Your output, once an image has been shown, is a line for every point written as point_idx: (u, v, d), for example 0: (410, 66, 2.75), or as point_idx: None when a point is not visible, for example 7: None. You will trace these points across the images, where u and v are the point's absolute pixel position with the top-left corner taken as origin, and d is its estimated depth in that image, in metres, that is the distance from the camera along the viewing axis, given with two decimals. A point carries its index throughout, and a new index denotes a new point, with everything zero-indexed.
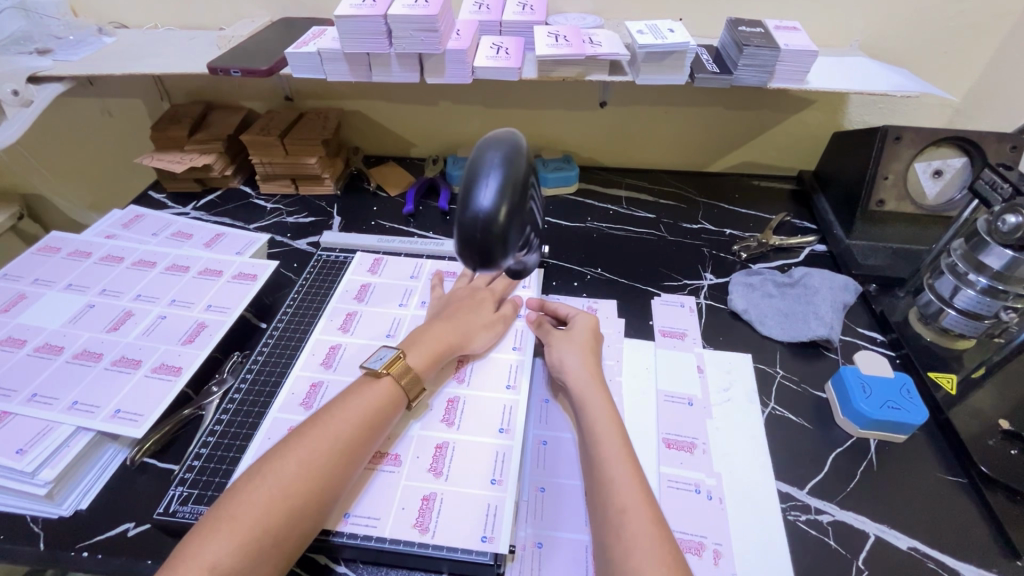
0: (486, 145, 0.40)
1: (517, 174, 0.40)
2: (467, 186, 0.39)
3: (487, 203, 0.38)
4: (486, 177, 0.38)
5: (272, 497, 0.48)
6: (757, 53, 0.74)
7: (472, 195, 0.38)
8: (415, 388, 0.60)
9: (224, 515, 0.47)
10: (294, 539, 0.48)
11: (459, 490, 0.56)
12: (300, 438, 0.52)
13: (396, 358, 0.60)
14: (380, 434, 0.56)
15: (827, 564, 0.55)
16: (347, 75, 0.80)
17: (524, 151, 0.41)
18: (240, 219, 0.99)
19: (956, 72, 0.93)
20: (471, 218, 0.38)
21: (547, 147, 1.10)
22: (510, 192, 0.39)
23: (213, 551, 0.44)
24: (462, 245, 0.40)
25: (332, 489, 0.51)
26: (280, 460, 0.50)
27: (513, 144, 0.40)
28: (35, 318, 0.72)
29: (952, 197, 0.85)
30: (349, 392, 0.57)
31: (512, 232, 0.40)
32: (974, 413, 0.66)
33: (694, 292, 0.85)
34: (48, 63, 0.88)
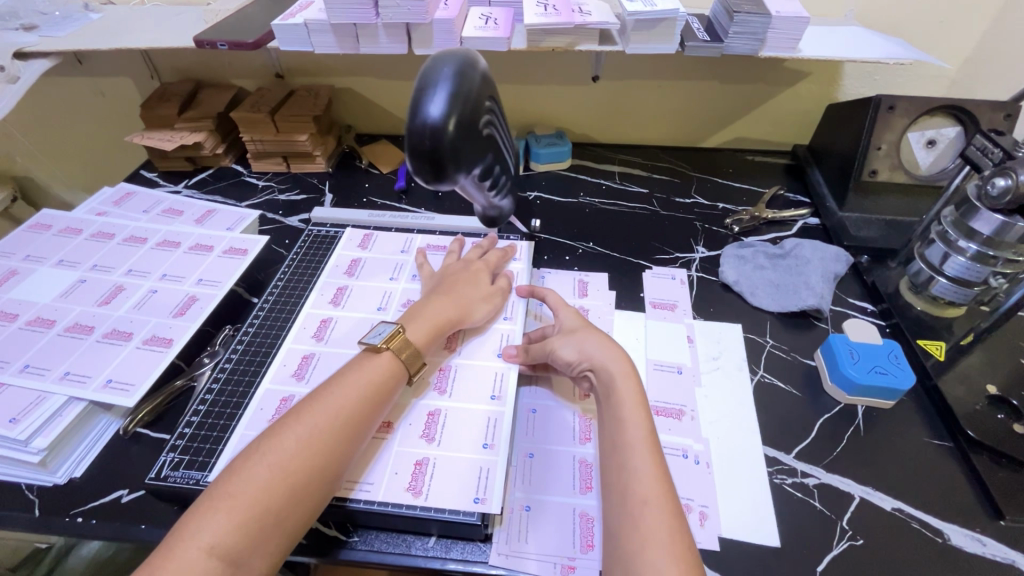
0: (435, 64, 0.46)
1: (463, 91, 0.46)
2: (417, 99, 0.44)
3: (434, 114, 0.44)
4: (434, 91, 0.44)
5: (272, 476, 0.46)
6: (747, 20, 0.73)
7: (421, 106, 0.44)
8: (416, 362, 0.59)
9: (222, 495, 0.45)
10: (296, 517, 0.47)
11: (451, 455, 0.57)
12: (299, 415, 0.51)
13: (396, 333, 0.59)
14: (382, 408, 0.55)
15: (812, 525, 0.55)
16: (334, 48, 0.79)
17: (471, 71, 0.47)
18: (232, 197, 0.99)
19: (952, 42, 0.92)
20: (420, 128, 0.44)
21: (540, 123, 1.09)
22: (456, 106, 0.45)
23: (212, 531, 0.43)
24: (414, 154, 0.45)
25: (333, 466, 0.50)
26: (279, 438, 0.49)
27: (461, 64, 0.46)
28: (27, 293, 0.72)
29: (944, 168, 0.86)
30: (348, 367, 0.56)
31: (458, 144, 0.46)
32: (962, 379, 0.67)
33: (686, 265, 0.85)
34: (33, 39, 0.87)
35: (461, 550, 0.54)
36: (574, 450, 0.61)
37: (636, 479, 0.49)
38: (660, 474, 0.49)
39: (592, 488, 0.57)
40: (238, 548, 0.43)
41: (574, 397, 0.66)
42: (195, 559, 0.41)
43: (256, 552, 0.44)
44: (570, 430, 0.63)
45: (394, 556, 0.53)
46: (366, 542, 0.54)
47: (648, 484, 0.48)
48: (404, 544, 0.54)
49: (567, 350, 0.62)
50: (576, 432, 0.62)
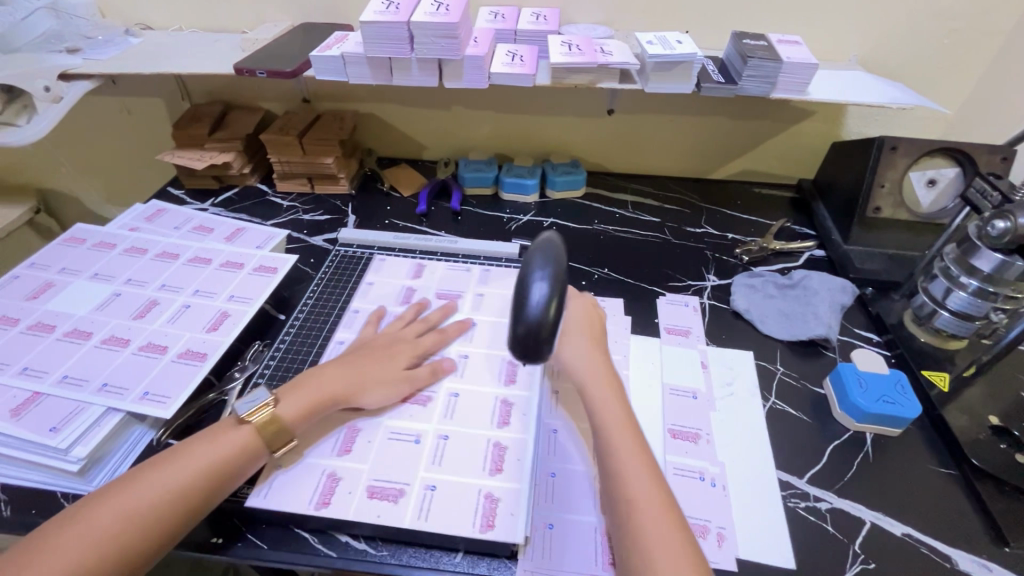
0: (534, 250, 0.49)
1: (561, 275, 0.47)
2: (521, 285, 0.46)
3: (539, 300, 0.45)
4: (537, 274, 0.46)
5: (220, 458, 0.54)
6: (760, 64, 0.78)
7: (528, 289, 0.45)
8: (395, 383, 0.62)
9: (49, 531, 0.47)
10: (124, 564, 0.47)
11: (460, 479, 0.59)
12: (177, 454, 0.53)
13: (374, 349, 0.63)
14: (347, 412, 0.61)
15: (824, 547, 0.57)
16: (368, 78, 0.83)
17: (565, 254, 0.48)
18: (257, 216, 1.02)
19: (950, 87, 0.97)
20: (525, 315, 0.45)
21: (555, 151, 1.13)
22: (559, 288, 0.46)
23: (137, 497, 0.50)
24: (517, 337, 0.45)
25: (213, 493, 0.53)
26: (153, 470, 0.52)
27: (555, 250, 0.48)
28: (63, 305, 0.74)
29: (943, 206, 0.90)
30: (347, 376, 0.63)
31: (558, 329, 0.46)
32: (965, 409, 0.69)
33: (698, 293, 0.88)
34: (78, 62, 0.91)
35: (487, 565, 0.56)
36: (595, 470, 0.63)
37: (631, 481, 0.52)
38: (655, 480, 0.53)
39: None
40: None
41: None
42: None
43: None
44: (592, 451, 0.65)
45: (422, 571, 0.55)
46: (395, 556, 0.56)
47: (642, 485, 0.52)
48: (432, 559, 0.56)
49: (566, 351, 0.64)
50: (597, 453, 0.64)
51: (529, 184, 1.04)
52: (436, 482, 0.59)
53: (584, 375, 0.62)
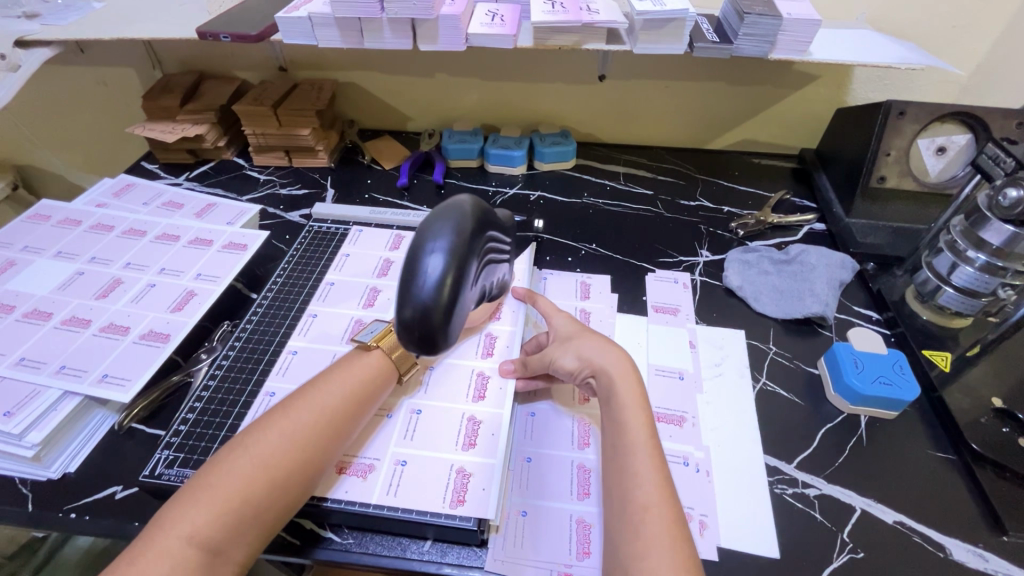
0: (437, 218, 0.42)
1: (464, 250, 0.41)
2: (416, 258, 0.40)
3: (432, 278, 0.39)
4: (431, 246, 0.40)
5: (256, 468, 0.46)
6: (758, 22, 0.72)
7: (420, 264, 0.40)
8: (406, 361, 0.60)
9: (183, 495, 0.45)
10: (262, 522, 0.46)
11: (427, 455, 0.56)
12: (285, 410, 0.51)
13: (388, 330, 0.61)
14: (369, 406, 0.55)
15: (811, 536, 0.55)
16: (338, 42, 0.78)
17: (473, 227, 0.42)
18: (233, 190, 0.98)
19: (967, 47, 0.90)
20: (414, 293, 0.39)
21: (544, 121, 1.08)
22: (456, 263, 0.40)
23: (191, 521, 0.43)
24: (402, 321, 0.40)
25: (326, 448, 0.51)
26: (263, 429, 0.49)
27: (460, 217, 0.42)
28: (24, 284, 0.72)
29: (954, 175, 0.85)
30: (338, 366, 0.57)
31: (454, 311, 0.41)
32: (967, 391, 0.66)
33: (689, 269, 0.84)
34: (36, 27, 0.86)
35: (457, 554, 0.53)
36: (573, 455, 0.60)
37: (639, 487, 0.48)
38: (664, 483, 0.48)
39: (589, 495, 0.57)
40: (218, 535, 0.43)
41: (574, 401, 0.65)
42: (174, 549, 0.42)
43: (234, 537, 0.44)
44: (569, 435, 0.62)
45: (388, 559, 0.53)
46: (361, 545, 0.53)
47: (649, 490, 0.47)
48: (399, 547, 0.53)
49: (567, 359, 0.60)
50: (574, 437, 0.61)
51: (516, 156, 0.99)
52: (406, 456, 0.56)
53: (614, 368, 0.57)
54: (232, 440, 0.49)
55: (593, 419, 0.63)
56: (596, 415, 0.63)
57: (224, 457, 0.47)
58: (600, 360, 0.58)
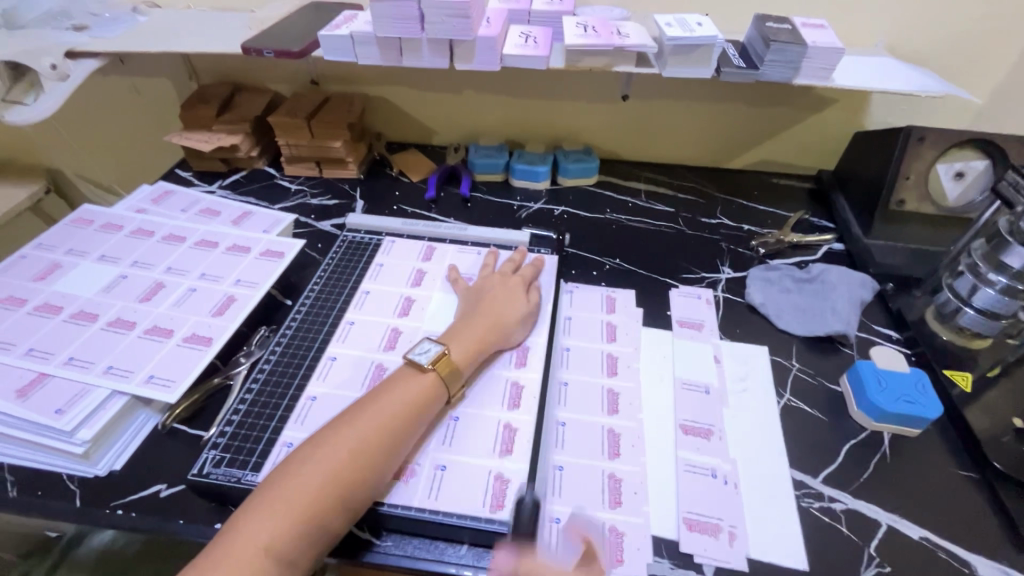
0: None
1: None
2: None
3: None
4: None
5: (323, 482, 0.49)
6: (784, 49, 0.75)
7: None
8: (455, 383, 0.61)
9: (257, 505, 0.48)
10: (330, 531, 0.49)
11: (466, 462, 0.58)
12: (349, 426, 0.54)
13: (442, 354, 0.61)
14: (423, 421, 0.58)
15: (839, 550, 0.56)
16: (377, 60, 0.81)
17: None
18: (265, 199, 1.01)
19: (982, 75, 0.93)
20: None
21: (567, 137, 1.11)
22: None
23: (266, 532, 0.46)
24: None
25: (385, 462, 0.53)
26: (327, 443, 0.52)
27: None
28: (70, 286, 0.74)
29: (971, 200, 0.87)
30: (394, 382, 0.59)
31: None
32: (988, 410, 0.67)
33: (712, 285, 0.86)
34: (85, 40, 0.90)
35: (493, 559, 0.54)
36: (605, 465, 0.61)
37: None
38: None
39: (621, 503, 0.58)
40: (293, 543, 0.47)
41: (604, 411, 0.66)
42: (253, 558, 0.45)
43: (306, 546, 0.48)
44: (600, 445, 0.63)
45: (425, 562, 0.54)
46: (399, 547, 0.55)
47: None
48: (436, 551, 0.55)
49: None
50: (605, 447, 0.63)
51: (541, 171, 1.02)
52: (446, 461, 0.58)
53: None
54: (297, 452, 0.52)
55: (622, 428, 0.65)
56: (625, 425, 0.65)
57: (293, 469, 0.50)
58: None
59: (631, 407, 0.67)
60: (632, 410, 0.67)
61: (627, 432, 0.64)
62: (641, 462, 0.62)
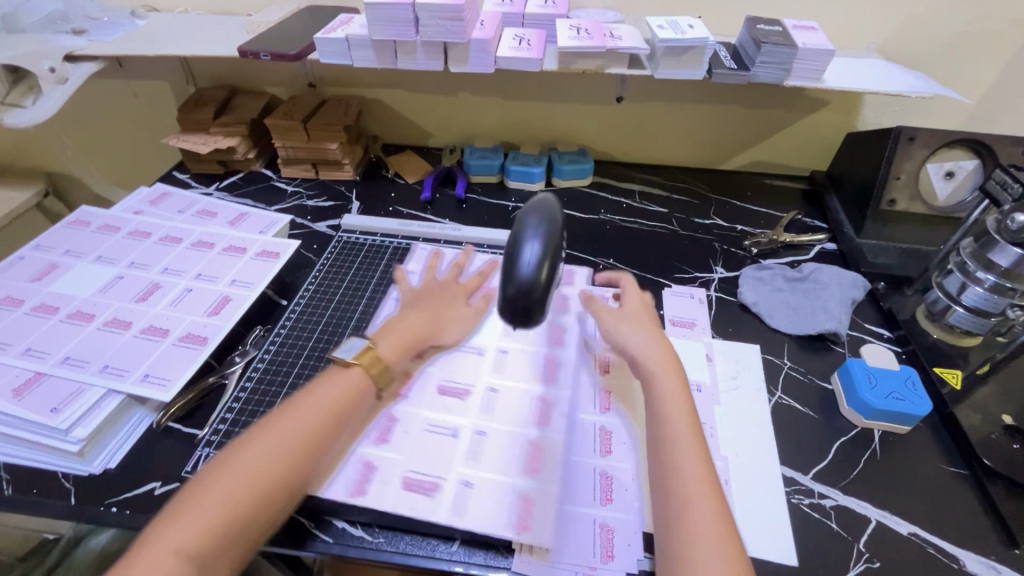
0: (528, 216, 0.48)
1: (552, 243, 0.47)
2: (512, 250, 0.46)
3: (530, 263, 0.45)
4: (528, 239, 0.46)
5: (235, 483, 0.50)
6: (774, 50, 0.76)
7: (517, 253, 0.46)
8: (383, 376, 0.62)
9: (172, 509, 0.48)
10: (245, 535, 0.49)
11: (467, 452, 0.60)
12: (268, 427, 0.54)
13: (366, 348, 0.62)
14: (345, 427, 0.58)
15: (828, 546, 0.56)
16: (372, 62, 0.82)
17: (559, 223, 0.48)
18: (262, 201, 1.01)
19: (973, 76, 0.94)
20: (516, 283, 0.45)
21: (562, 139, 1.12)
22: (549, 250, 0.46)
23: (178, 537, 0.46)
24: (505, 298, 0.45)
25: (304, 468, 0.53)
26: (243, 448, 0.52)
27: (548, 214, 0.49)
28: (67, 287, 0.75)
29: (962, 199, 0.87)
30: (314, 382, 0.59)
31: (548, 291, 0.46)
32: (977, 408, 0.68)
33: (705, 285, 0.86)
34: (83, 43, 0.91)
35: (484, 555, 0.55)
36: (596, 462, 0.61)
37: (684, 473, 0.51)
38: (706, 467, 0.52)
39: (612, 501, 0.58)
40: (205, 548, 0.46)
41: (595, 409, 0.66)
42: (161, 559, 0.45)
43: (222, 552, 0.47)
44: (590, 442, 0.63)
45: (418, 558, 0.54)
46: (392, 543, 0.55)
47: (694, 479, 0.50)
48: (428, 547, 0.55)
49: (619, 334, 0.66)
50: (596, 444, 0.62)
51: (536, 172, 1.03)
52: (437, 462, 0.59)
53: (654, 362, 0.61)
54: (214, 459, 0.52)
55: (613, 426, 0.64)
56: (615, 423, 0.64)
57: (207, 476, 0.50)
58: (637, 349, 0.63)
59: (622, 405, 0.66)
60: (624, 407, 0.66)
61: (619, 430, 0.64)
62: (632, 461, 0.61)
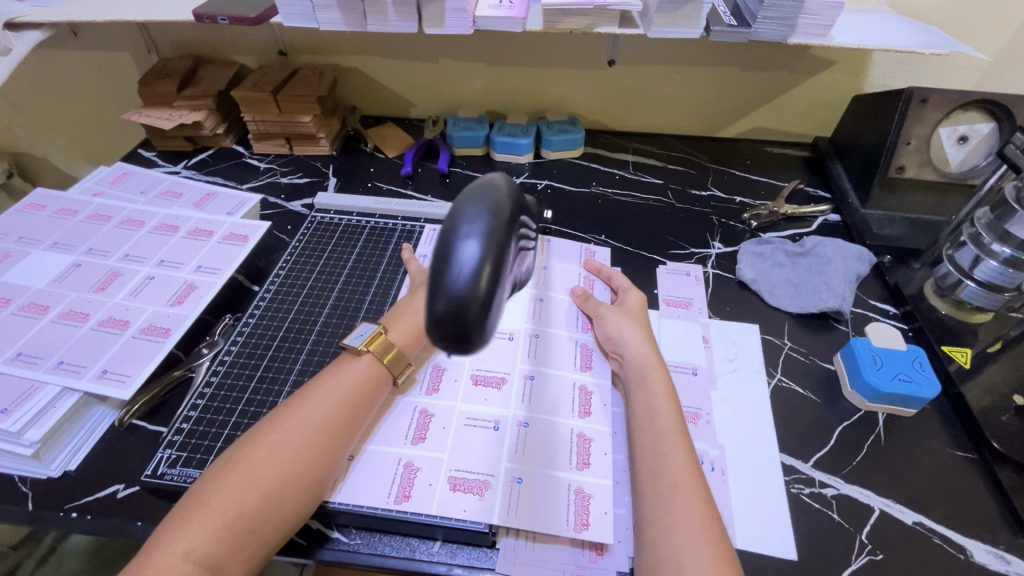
0: (467, 196, 0.35)
1: (504, 235, 0.34)
2: (443, 246, 0.33)
3: (467, 268, 0.32)
4: (464, 230, 0.33)
5: (249, 483, 0.46)
6: (779, 4, 0.69)
7: (452, 251, 0.33)
8: (399, 365, 0.58)
9: (182, 513, 0.45)
10: (264, 534, 0.45)
11: (438, 459, 0.55)
12: (278, 421, 0.51)
13: (377, 335, 0.59)
14: (364, 415, 0.54)
15: (829, 537, 0.54)
16: (340, 25, 0.75)
17: (510, 205, 0.35)
18: (233, 179, 0.95)
19: (990, 30, 0.87)
20: (446, 296, 0.32)
21: (551, 108, 1.05)
22: (495, 247, 0.33)
23: (188, 539, 0.43)
24: (433, 318, 0.33)
25: (325, 462, 0.50)
26: (253, 446, 0.49)
27: (496, 199, 0.35)
28: (20, 276, 0.70)
29: (976, 165, 0.82)
30: (329, 371, 0.56)
31: (493, 306, 0.33)
32: (987, 387, 0.64)
33: (702, 261, 0.82)
34: (26, 9, 0.83)
35: (467, 555, 0.51)
36: None
37: (667, 463, 0.50)
38: (690, 458, 0.51)
39: (590, 464, 0.56)
40: (217, 552, 0.43)
41: (574, 414, 0.59)
42: (172, 565, 0.42)
43: (236, 557, 0.44)
44: (567, 451, 0.56)
45: (396, 561, 0.51)
46: (369, 546, 0.52)
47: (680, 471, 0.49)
48: (407, 548, 0.52)
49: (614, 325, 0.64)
50: (573, 456, 0.56)
51: (523, 144, 0.97)
52: (413, 459, 0.55)
53: (643, 358, 0.60)
54: (223, 458, 0.49)
55: (594, 434, 0.58)
56: (597, 431, 0.58)
57: (215, 476, 0.47)
58: (631, 345, 0.62)
59: (605, 409, 0.60)
60: (607, 410, 0.60)
61: (600, 438, 0.58)
62: (612, 476, 0.55)
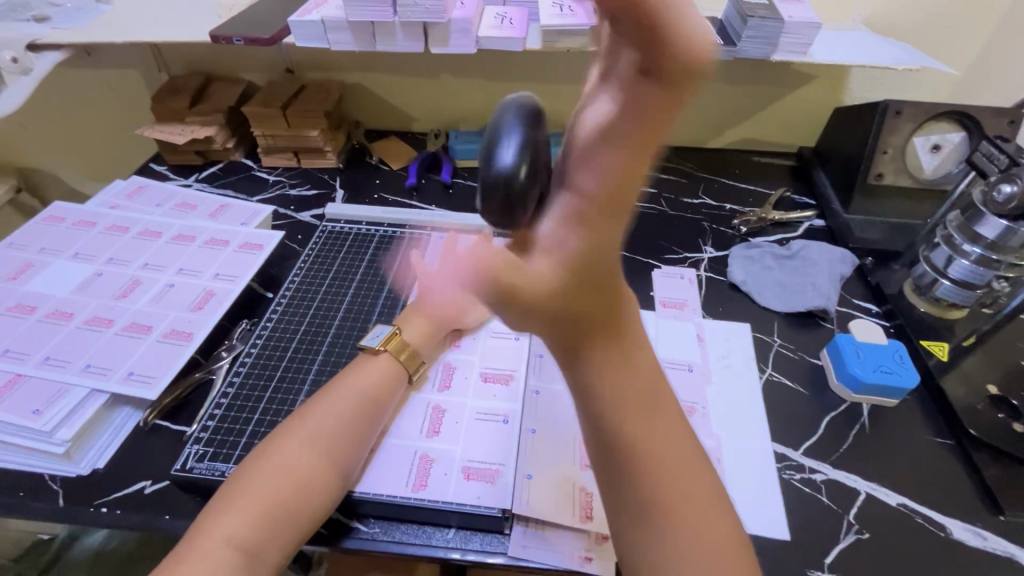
0: (503, 120, 0.47)
1: (534, 141, 0.45)
2: (491, 154, 0.44)
3: (509, 159, 0.42)
4: (505, 141, 0.44)
5: (284, 474, 0.50)
6: (761, 24, 0.74)
7: (496, 153, 0.43)
8: (414, 363, 0.63)
9: (221, 503, 0.48)
10: (299, 521, 0.49)
11: (453, 451, 0.59)
12: (306, 417, 0.55)
13: (392, 335, 0.64)
14: (385, 410, 0.58)
15: (819, 519, 0.57)
16: (351, 45, 0.79)
17: (538, 126, 0.46)
18: (243, 192, 0.99)
19: (958, 47, 0.93)
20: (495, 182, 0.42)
21: (547, 121, 1.10)
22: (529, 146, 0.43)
23: (229, 525, 0.46)
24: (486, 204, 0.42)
25: (351, 454, 0.54)
26: (285, 439, 0.52)
27: (526, 121, 0.46)
28: (44, 286, 0.72)
29: (949, 171, 0.87)
30: (350, 371, 0.60)
31: None
32: (964, 378, 0.69)
33: (694, 265, 0.86)
34: (47, 31, 0.87)
35: (481, 540, 0.54)
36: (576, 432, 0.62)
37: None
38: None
39: (592, 465, 0.59)
40: (256, 536, 0.46)
41: (576, 422, 0.62)
42: (216, 549, 0.45)
43: (272, 541, 0.47)
44: (571, 453, 0.60)
45: (414, 547, 0.54)
46: (387, 534, 0.55)
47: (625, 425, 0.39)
48: (424, 535, 0.55)
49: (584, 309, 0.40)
50: (578, 456, 0.59)
51: None
52: (430, 451, 0.59)
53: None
54: (257, 451, 0.53)
55: None
56: None
57: (251, 466, 0.51)
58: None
59: None
60: None
61: None
62: None
